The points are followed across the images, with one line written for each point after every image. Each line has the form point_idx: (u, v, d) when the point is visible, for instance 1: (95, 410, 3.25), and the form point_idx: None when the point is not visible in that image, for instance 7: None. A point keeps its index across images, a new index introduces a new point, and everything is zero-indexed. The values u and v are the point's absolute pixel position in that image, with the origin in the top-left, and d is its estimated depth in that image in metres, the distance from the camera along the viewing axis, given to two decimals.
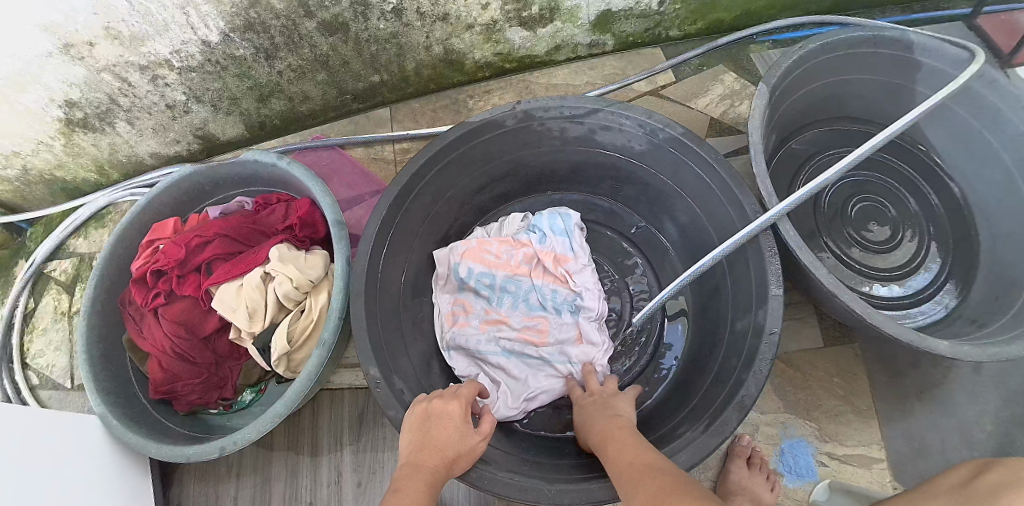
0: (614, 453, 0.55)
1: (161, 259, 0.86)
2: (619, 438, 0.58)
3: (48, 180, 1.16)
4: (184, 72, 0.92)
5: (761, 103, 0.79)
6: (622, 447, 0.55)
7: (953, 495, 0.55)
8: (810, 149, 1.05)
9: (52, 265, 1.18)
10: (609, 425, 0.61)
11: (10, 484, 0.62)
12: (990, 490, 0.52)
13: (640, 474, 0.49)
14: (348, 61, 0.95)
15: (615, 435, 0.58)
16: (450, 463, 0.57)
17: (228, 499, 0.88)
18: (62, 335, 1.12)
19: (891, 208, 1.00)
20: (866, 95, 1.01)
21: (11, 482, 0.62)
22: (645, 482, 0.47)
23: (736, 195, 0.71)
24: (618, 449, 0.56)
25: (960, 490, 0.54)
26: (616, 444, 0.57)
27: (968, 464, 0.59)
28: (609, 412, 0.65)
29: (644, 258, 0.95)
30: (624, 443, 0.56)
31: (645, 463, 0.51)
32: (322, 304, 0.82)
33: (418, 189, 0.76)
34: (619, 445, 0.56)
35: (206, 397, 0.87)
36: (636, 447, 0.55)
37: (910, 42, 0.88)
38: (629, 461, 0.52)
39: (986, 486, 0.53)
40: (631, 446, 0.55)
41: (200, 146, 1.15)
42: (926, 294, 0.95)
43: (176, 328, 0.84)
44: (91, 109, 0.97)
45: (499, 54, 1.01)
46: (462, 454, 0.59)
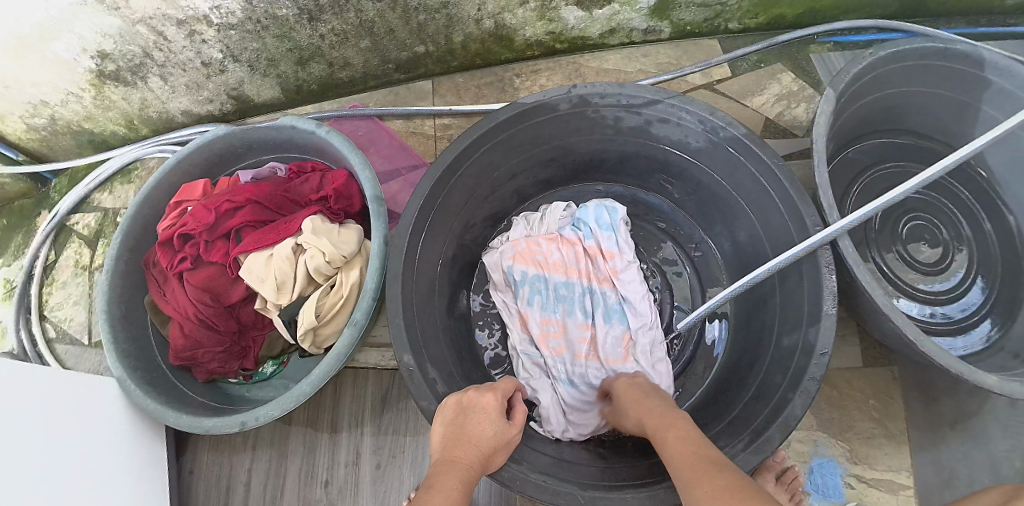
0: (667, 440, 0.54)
1: (189, 222, 0.83)
2: (672, 424, 0.57)
3: (75, 132, 1.14)
4: (222, 29, 0.89)
5: (826, 110, 0.75)
6: (674, 435, 0.54)
7: None
8: (866, 160, 1.00)
9: (74, 219, 1.16)
10: (659, 411, 0.60)
11: (29, 445, 0.61)
12: None
13: (698, 465, 0.48)
14: (394, 29, 0.91)
15: (667, 422, 0.57)
16: (485, 460, 0.55)
17: (242, 470, 0.87)
18: (81, 290, 1.10)
19: (943, 229, 0.95)
20: (929, 110, 0.95)
21: (30, 442, 0.62)
22: (705, 476, 0.46)
23: (797, 206, 0.67)
24: (671, 435, 0.55)
25: None
26: (670, 429, 0.56)
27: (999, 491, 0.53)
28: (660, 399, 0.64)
29: (688, 259, 0.91)
30: (680, 430, 0.55)
31: (700, 454, 0.50)
32: (353, 281, 0.79)
33: (462, 169, 0.73)
34: (672, 432, 0.55)
35: (227, 367, 0.85)
36: (692, 437, 0.53)
37: (982, 59, 0.82)
38: (683, 452, 0.51)
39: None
40: (688, 434, 0.54)
41: (232, 107, 1.12)
42: (969, 321, 0.91)
43: (201, 294, 0.82)
44: (124, 62, 0.94)
45: (551, 33, 0.96)
46: (498, 448, 0.57)
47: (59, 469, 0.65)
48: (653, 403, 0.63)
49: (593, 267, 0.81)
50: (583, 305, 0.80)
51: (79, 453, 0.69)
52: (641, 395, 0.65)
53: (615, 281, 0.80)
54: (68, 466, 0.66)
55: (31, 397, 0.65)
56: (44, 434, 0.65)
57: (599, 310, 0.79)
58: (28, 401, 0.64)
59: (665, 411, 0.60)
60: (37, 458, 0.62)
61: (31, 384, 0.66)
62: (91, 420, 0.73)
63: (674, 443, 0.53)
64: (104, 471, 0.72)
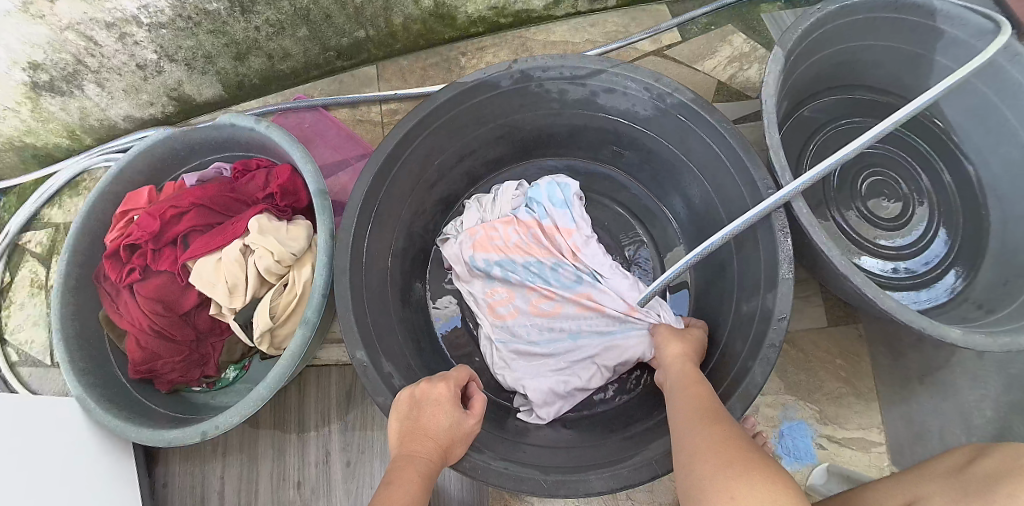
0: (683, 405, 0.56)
1: (135, 231, 0.81)
2: (694, 388, 0.58)
3: (17, 146, 1.10)
4: (153, 28, 0.85)
5: (776, 68, 0.72)
6: (692, 400, 0.56)
7: (948, 480, 0.47)
8: (823, 118, 0.99)
9: (27, 237, 1.13)
10: (687, 376, 0.61)
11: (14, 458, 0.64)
12: (988, 480, 0.44)
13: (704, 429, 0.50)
14: (331, 15, 0.88)
15: (687, 388, 0.59)
16: (442, 452, 0.54)
17: (214, 479, 0.85)
18: (39, 310, 1.08)
19: (903, 183, 0.95)
20: (885, 63, 0.94)
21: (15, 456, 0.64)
22: (710, 434, 0.48)
23: (749, 171, 0.65)
24: (689, 399, 0.56)
25: (960, 478, 0.47)
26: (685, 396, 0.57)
27: (967, 449, 0.51)
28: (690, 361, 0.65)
29: (647, 231, 0.90)
30: (694, 397, 0.56)
31: (708, 420, 0.51)
32: (306, 278, 0.78)
33: (405, 156, 0.71)
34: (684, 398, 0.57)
35: (188, 375, 0.83)
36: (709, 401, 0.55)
37: (933, 9, 0.81)
38: (695, 415, 0.53)
39: (988, 472, 0.45)
40: (705, 397, 0.56)
41: (176, 109, 1.08)
42: (933, 274, 0.91)
43: (153, 305, 0.80)
44: (57, 71, 0.90)
45: (493, 7, 0.93)
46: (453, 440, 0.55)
47: (24, 494, 0.63)
48: (687, 363, 0.64)
49: (555, 243, 0.80)
50: (548, 283, 0.79)
51: (40, 476, 0.66)
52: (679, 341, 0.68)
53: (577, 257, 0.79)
54: (58, 472, 0.69)
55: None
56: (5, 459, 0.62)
57: (565, 285, 0.79)
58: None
59: (690, 374, 0.61)
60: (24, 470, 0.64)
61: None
62: (63, 435, 0.73)
63: (692, 406, 0.55)
64: (70, 494, 0.70)
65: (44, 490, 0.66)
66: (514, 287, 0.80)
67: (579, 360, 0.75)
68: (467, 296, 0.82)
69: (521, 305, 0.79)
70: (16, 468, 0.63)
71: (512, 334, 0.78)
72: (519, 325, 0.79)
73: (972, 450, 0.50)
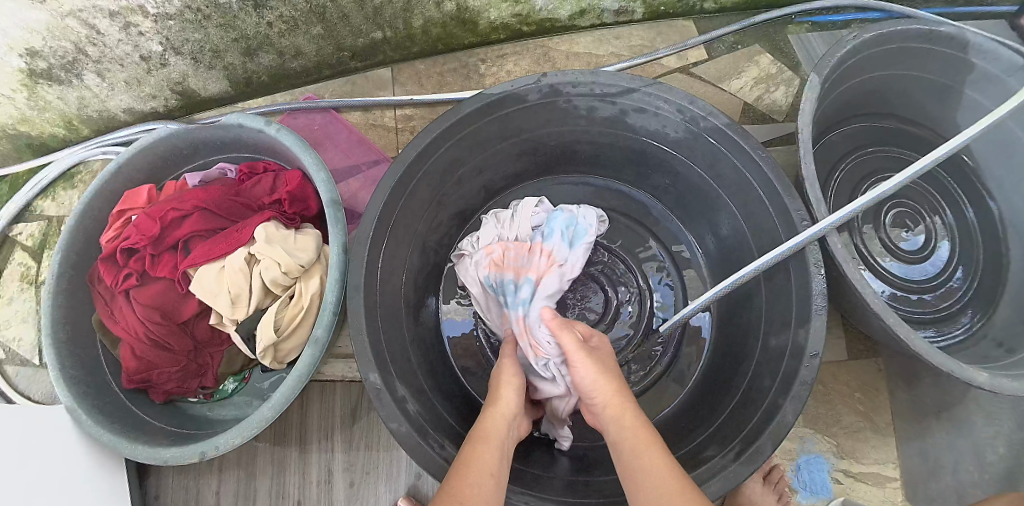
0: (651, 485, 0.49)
1: (133, 235, 0.77)
2: (651, 454, 0.52)
3: (11, 134, 1.05)
4: (160, 19, 0.81)
5: (811, 95, 0.70)
6: (660, 473, 0.50)
7: None
8: (848, 144, 0.97)
9: (17, 229, 1.08)
10: (630, 432, 0.55)
11: None
12: None
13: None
14: (348, 14, 0.84)
15: (642, 457, 0.52)
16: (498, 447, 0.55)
17: (210, 495, 0.82)
18: (28, 306, 1.03)
19: (926, 215, 0.93)
20: (912, 92, 0.92)
21: None
22: None
23: (783, 202, 0.63)
24: (654, 468, 0.51)
25: None
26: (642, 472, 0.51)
27: None
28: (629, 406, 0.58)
29: (667, 253, 0.88)
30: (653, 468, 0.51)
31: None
32: (314, 291, 0.74)
33: (423, 170, 0.67)
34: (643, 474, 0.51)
35: (185, 386, 0.80)
36: (676, 473, 0.50)
37: (966, 41, 0.79)
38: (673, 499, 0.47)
39: None
40: (668, 466, 0.51)
41: (179, 103, 1.04)
42: (953, 309, 0.89)
43: (151, 312, 0.76)
44: (56, 59, 0.86)
45: (517, 15, 0.90)
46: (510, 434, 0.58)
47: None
48: (621, 410, 0.57)
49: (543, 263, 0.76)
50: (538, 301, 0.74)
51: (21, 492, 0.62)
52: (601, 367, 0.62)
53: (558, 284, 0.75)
54: (44, 487, 0.66)
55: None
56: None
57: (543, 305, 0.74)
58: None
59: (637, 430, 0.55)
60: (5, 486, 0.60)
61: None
62: (52, 447, 0.69)
63: (668, 484, 0.49)
64: None
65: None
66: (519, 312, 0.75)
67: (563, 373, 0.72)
68: (489, 320, 0.79)
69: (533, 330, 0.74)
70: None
71: None
72: None
73: None
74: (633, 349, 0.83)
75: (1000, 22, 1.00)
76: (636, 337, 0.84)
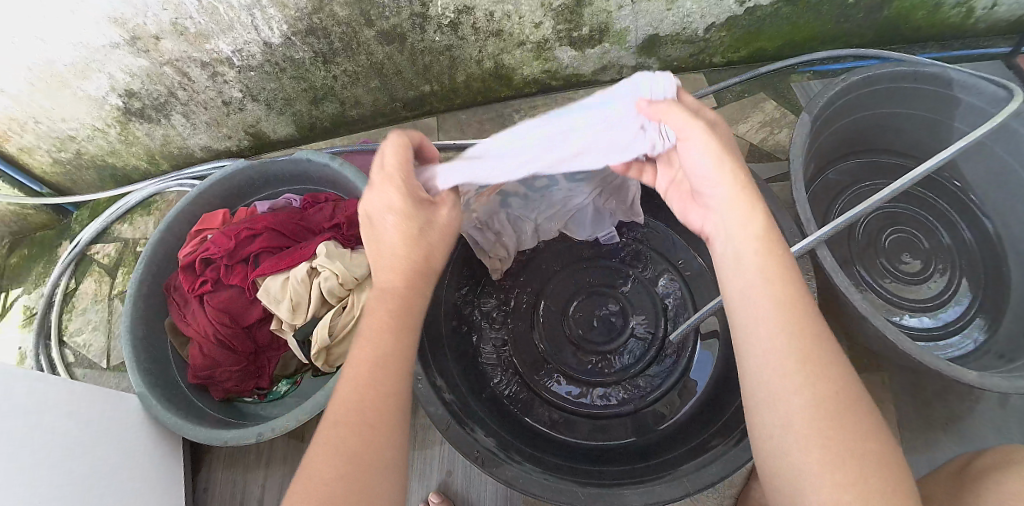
0: (777, 343, 0.41)
1: (211, 248, 0.89)
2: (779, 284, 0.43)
3: (99, 165, 1.21)
4: (243, 70, 0.96)
5: (802, 132, 0.81)
6: (773, 296, 0.43)
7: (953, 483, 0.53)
8: (845, 180, 1.06)
9: (96, 248, 1.22)
10: (757, 243, 0.46)
11: (62, 454, 0.68)
12: (994, 480, 0.49)
13: (830, 406, 0.38)
14: (402, 70, 0.99)
15: (763, 276, 0.44)
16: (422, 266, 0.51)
17: (256, 487, 0.90)
18: (100, 316, 1.15)
19: (924, 240, 1.01)
20: (905, 129, 1.02)
21: (63, 453, 0.68)
22: (821, 394, 0.38)
23: (776, 220, 0.73)
24: (779, 304, 0.42)
25: None
26: (776, 309, 0.42)
27: (970, 457, 0.57)
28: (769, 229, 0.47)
29: (677, 273, 0.95)
30: (789, 316, 0.42)
31: (828, 390, 0.39)
32: (364, 301, 0.85)
33: (465, 196, 0.79)
34: (779, 312, 0.42)
35: (243, 386, 0.90)
36: (802, 312, 0.42)
37: (949, 78, 0.90)
38: (809, 368, 0.40)
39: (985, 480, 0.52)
40: (804, 327, 0.41)
41: (249, 143, 1.19)
42: (957, 325, 0.95)
43: (220, 315, 0.87)
44: (149, 100, 1.02)
45: (547, 71, 1.04)
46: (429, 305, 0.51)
47: (65, 491, 0.66)
48: (752, 210, 0.47)
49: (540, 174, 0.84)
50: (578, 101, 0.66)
51: (88, 466, 0.71)
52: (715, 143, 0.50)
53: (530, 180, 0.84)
54: (106, 469, 0.73)
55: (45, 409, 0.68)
56: (57, 447, 0.67)
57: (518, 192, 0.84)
58: (41, 413, 0.67)
59: (771, 260, 0.45)
60: (71, 466, 0.68)
61: (47, 397, 0.70)
62: (116, 435, 0.78)
63: (789, 319, 0.42)
64: (111, 489, 0.73)
65: (91, 480, 0.70)
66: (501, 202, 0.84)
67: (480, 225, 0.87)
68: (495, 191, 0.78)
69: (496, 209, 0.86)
70: (66, 457, 0.68)
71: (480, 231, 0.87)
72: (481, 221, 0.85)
73: (972, 458, 0.56)
74: (649, 355, 0.91)
75: (996, 62, 1.10)
76: (649, 353, 0.92)
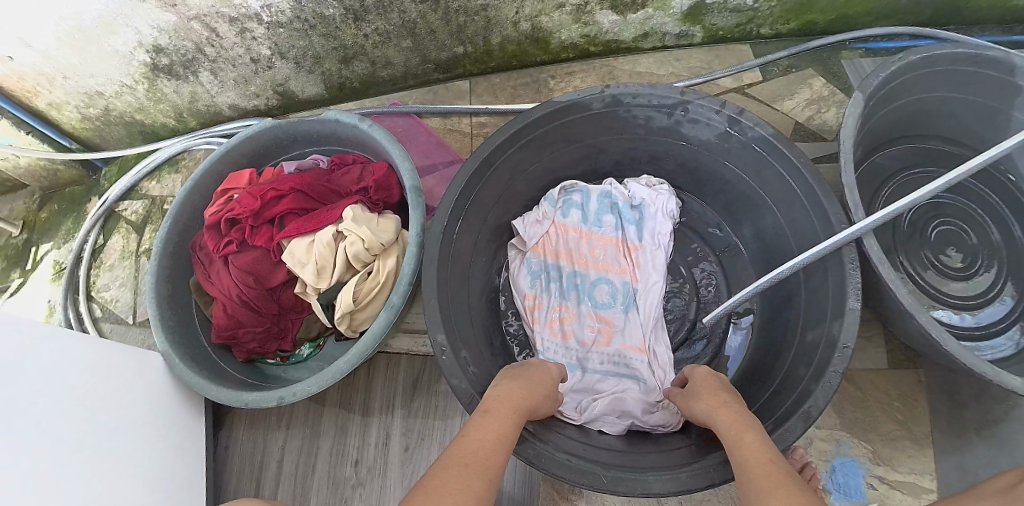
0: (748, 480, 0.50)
1: (236, 208, 0.88)
2: (746, 443, 0.55)
3: (127, 122, 1.21)
4: (272, 27, 0.93)
5: (855, 112, 0.75)
6: (750, 450, 0.53)
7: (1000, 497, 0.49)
8: (895, 165, 1.01)
9: (123, 205, 1.23)
10: (727, 422, 0.59)
11: (89, 412, 0.68)
12: None
13: (786, 493, 0.45)
14: (435, 30, 0.96)
15: (737, 441, 0.55)
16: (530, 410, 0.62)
17: (276, 448, 0.91)
18: (127, 273, 1.16)
19: (971, 234, 0.95)
20: (962, 115, 0.95)
21: (90, 411, 0.68)
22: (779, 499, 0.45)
23: (823, 206, 0.68)
24: (748, 452, 0.53)
25: None
26: (749, 447, 0.54)
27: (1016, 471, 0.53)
28: (735, 410, 0.61)
29: (719, 264, 0.93)
30: (757, 445, 0.53)
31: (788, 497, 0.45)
32: (390, 268, 0.83)
33: (498, 162, 0.76)
34: (752, 449, 0.53)
35: (265, 347, 0.90)
36: (766, 455, 0.52)
37: (1013, 64, 0.82)
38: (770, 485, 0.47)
39: None
40: (766, 461, 0.51)
41: (277, 103, 1.17)
42: (995, 327, 0.90)
43: (245, 276, 0.87)
44: (177, 56, 1.00)
45: (586, 36, 1.00)
46: (530, 408, 0.61)
47: (88, 448, 0.66)
48: (723, 407, 0.62)
49: (618, 253, 0.88)
50: (570, 310, 0.85)
51: (109, 425, 0.70)
52: (711, 386, 0.68)
53: (615, 256, 0.88)
54: (131, 426, 0.74)
55: (63, 366, 0.67)
56: (79, 404, 0.67)
57: (597, 265, 0.88)
58: (60, 371, 0.66)
59: (744, 433, 0.56)
60: (97, 422, 0.68)
61: (65, 353, 0.68)
62: (142, 394, 0.78)
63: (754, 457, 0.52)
64: (134, 446, 0.73)
65: (112, 438, 0.70)
66: (576, 268, 0.87)
67: (541, 258, 0.88)
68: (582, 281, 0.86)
69: (569, 256, 0.88)
70: (86, 415, 0.67)
71: (537, 259, 0.88)
72: (546, 261, 0.88)
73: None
74: (677, 338, 0.89)
75: None
76: (679, 334, 0.89)
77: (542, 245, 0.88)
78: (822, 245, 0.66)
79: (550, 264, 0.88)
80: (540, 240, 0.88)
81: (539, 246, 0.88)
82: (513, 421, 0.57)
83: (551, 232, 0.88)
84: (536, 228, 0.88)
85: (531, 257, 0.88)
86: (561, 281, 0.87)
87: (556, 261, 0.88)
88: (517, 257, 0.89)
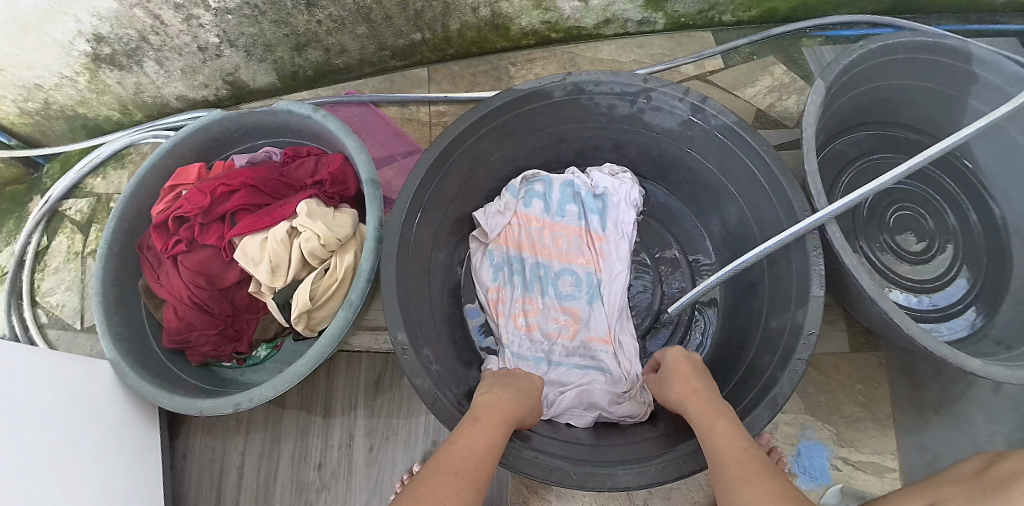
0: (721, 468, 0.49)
1: (184, 205, 0.84)
2: (718, 430, 0.54)
3: (69, 116, 1.14)
4: (219, 13, 0.88)
5: (816, 98, 0.75)
6: (723, 437, 0.53)
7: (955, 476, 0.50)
8: (855, 151, 1.02)
9: (67, 205, 1.15)
10: (700, 409, 0.59)
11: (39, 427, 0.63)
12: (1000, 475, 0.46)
13: (761, 484, 0.45)
14: (391, 16, 0.92)
15: (710, 429, 0.55)
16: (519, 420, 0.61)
17: (235, 454, 0.88)
18: (73, 276, 1.10)
19: (928, 219, 0.96)
20: (920, 103, 0.96)
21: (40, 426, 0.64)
22: (752, 491, 0.44)
23: (786, 194, 0.68)
24: (721, 439, 0.53)
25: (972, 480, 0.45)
26: (722, 434, 0.53)
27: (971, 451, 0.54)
28: (707, 396, 0.60)
29: (681, 251, 0.92)
30: (729, 432, 0.53)
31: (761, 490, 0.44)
32: (347, 265, 0.80)
33: (458, 152, 0.73)
34: (725, 437, 0.53)
35: (220, 350, 0.86)
36: (738, 441, 0.51)
37: (970, 52, 0.84)
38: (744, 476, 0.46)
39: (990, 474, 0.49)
40: (739, 449, 0.51)
41: (228, 93, 1.12)
42: (953, 309, 0.92)
43: (196, 277, 0.82)
44: (119, 45, 0.94)
45: (547, 22, 0.98)
46: (517, 413, 0.60)
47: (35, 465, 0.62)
48: (696, 394, 0.61)
49: (582, 243, 0.86)
50: (534, 302, 0.83)
51: (58, 442, 0.66)
52: (683, 369, 0.67)
53: (579, 246, 0.86)
54: (84, 440, 0.70)
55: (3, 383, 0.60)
56: (21, 423, 0.61)
57: (561, 255, 0.86)
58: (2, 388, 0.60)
59: (717, 420, 0.56)
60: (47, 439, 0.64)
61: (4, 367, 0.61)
62: (95, 405, 0.74)
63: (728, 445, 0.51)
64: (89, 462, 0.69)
65: (65, 454, 0.66)
66: (539, 259, 0.86)
67: (503, 250, 0.86)
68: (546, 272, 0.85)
69: (531, 247, 0.86)
70: (31, 435, 0.62)
71: (498, 251, 0.86)
72: (508, 253, 0.86)
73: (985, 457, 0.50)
74: (643, 327, 0.89)
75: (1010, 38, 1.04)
76: (644, 324, 0.89)
77: (504, 237, 0.86)
78: (785, 232, 0.65)
79: (513, 255, 0.86)
80: (501, 230, 0.86)
81: (501, 237, 0.86)
82: (503, 430, 0.55)
83: (513, 222, 0.86)
84: (496, 218, 0.85)
85: (492, 248, 0.86)
86: (525, 272, 0.85)
87: (518, 253, 0.86)
88: (478, 249, 0.87)
